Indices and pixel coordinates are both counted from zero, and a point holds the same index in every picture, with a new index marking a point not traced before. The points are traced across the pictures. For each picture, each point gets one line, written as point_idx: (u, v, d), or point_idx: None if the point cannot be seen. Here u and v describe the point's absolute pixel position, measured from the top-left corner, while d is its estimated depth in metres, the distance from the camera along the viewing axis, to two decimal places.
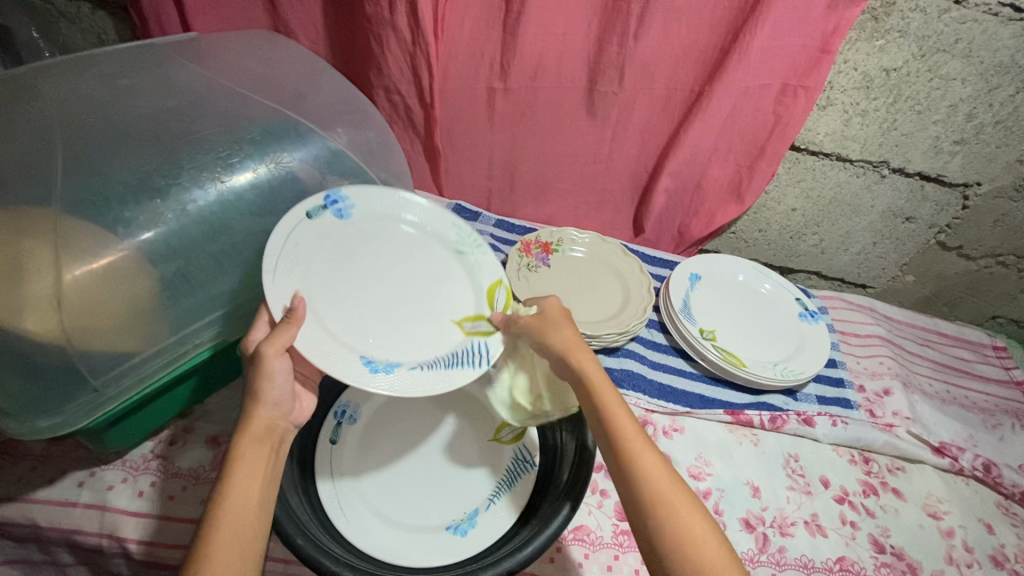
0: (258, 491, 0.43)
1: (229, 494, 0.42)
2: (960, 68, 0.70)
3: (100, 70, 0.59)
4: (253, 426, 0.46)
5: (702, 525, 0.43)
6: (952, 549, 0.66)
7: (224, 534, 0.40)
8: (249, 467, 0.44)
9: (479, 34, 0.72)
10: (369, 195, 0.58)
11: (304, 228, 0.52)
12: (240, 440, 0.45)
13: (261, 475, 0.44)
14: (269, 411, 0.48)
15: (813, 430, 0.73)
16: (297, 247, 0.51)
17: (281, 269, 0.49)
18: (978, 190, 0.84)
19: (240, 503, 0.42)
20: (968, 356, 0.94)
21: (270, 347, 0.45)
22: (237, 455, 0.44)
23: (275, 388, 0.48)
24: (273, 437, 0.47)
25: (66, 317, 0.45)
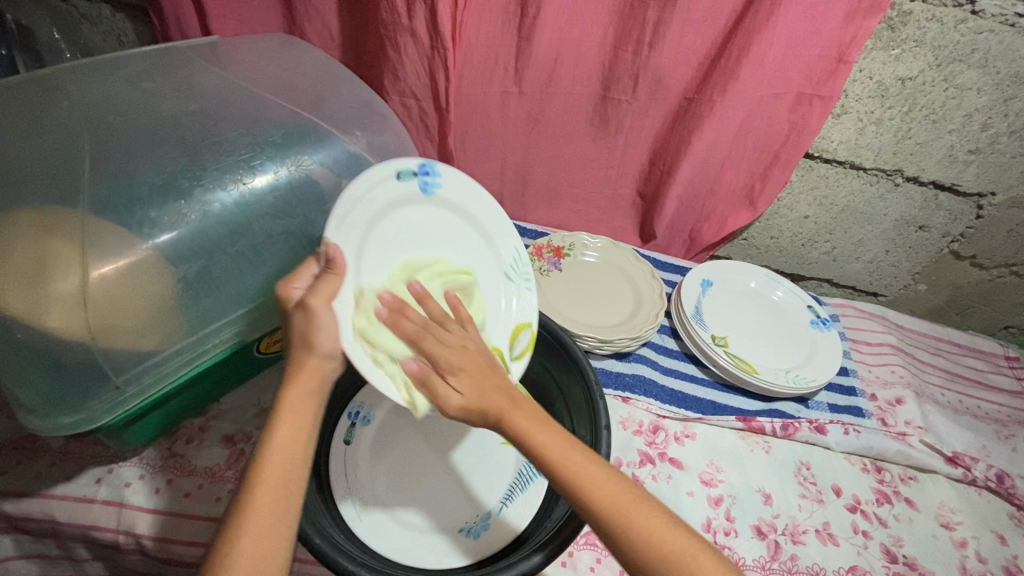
0: (303, 448, 0.42)
1: (269, 451, 0.41)
2: (975, 78, 0.70)
3: (125, 72, 0.60)
4: (303, 373, 0.44)
5: (662, 530, 0.42)
6: (965, 560, 0.66)
7: (267, 486, 0.40)
8: (293, 422, 0.42)
9: (496, 39, 0.73)
10: (458, 184, 0.57)
11: (387, 185, 0.51)
12: (290, 389, 0.43)
13: (305, 431, 0.42)
14: (322, 361, 0.44)
15: (826, 438, 0.73)
16: (374, 202, 0.50)
17: (349, 219, 0.48)
18: (992, 200, 0.84)
19: (278, 459, 0.41)
20: (980, 366, 0.94)
21: (317, 297, 0.44)
22: (284, 410, 0.42)
23: (330, 339, 0.44)
24: (323, 388, 0.45)
25: (91, 315, 0.46)
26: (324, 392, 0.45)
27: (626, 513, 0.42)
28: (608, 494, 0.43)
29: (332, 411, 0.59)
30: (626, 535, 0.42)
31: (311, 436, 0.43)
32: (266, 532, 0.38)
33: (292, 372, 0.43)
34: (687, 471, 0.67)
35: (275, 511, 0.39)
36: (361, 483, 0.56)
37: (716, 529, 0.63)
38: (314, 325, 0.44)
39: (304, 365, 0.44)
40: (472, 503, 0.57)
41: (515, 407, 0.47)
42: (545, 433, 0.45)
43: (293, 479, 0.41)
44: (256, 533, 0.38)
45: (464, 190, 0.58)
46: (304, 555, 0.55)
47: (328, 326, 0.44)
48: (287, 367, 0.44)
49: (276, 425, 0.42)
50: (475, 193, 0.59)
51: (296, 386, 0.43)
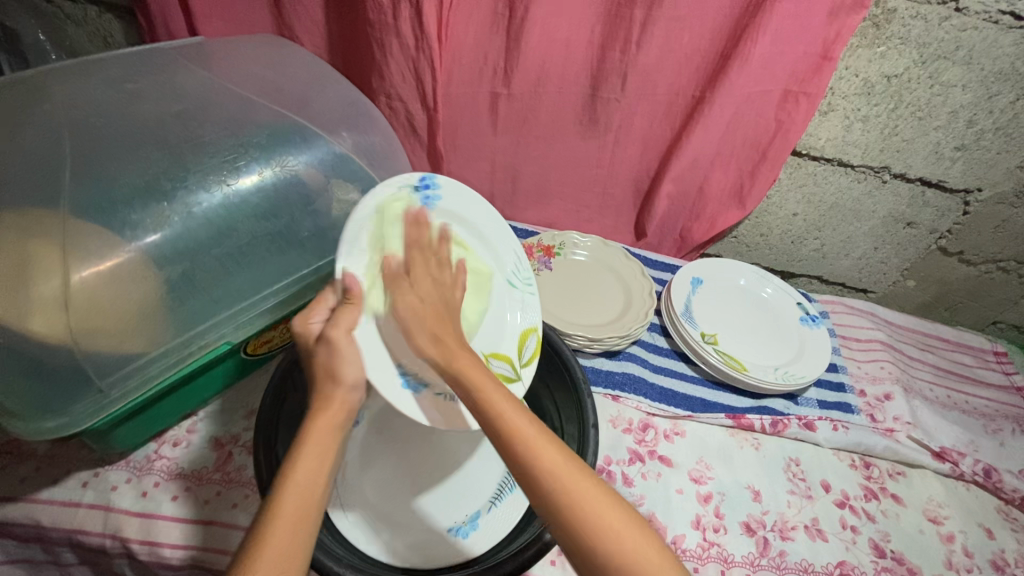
0: (325, 476, 0.42)
1: (297, 468, 0.41)
2: (960, 75, 0.71)
3: (108, 74, 0.60)
4: (332, 404, 0.46)
5: (610, 508, 0.40)
6: (951, 554, 0.66)
7: (290, 508, 0.39)
8: (319, 447, 0.43)
9: (483, 39, 0.73)
10: (457, 195, 0.60)
11: (389, 206, 0.54)
12: (318, 421, 0.45)
13: (330, 458, 0.44)
14: (348, 394, 0.46)
15: (814, 434, 0.73)
16: (374, 226, 0.53)
17: (357, 247, 0.51)
18: (979, 196, 0.85)
19: (309, 479, 0.41)
20: (969, 361, 0.94)
21: (334, 329, 0.47)
22: (312, 437, 0.44)
23: (352, 369, 0.47)
24: (349, 419, 0.47)
25: (73, 319, 0.46)
26: (348, 427, 0.47)
27: (569, 482, 0.40)
28: (557, 465, 0.41)
29: None
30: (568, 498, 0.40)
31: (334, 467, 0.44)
32: (289, 551, 0.37)
33: (320, 404, 0.46)
34: (676, 468, 0.68)
35: (295, 533, 0.39)
36: (348, 485, 0.55)
37: (705, 527, 0.63)
38: (335, 357, 0.47)
39: (333, 397, 0.46)
40: (460, 503, 0.57)
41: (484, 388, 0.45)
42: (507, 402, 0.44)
43: (315, 505, 0.41)
44: (280, 548, 0.37)
45: (468, 204, 0.61)
46: None
47: (349, 354, 0.47)
48: (315, 400, 0.46)
49: (302, 449, 0.43)
50: (478, 204, 0.61)
51: (324, 415, 0.45)
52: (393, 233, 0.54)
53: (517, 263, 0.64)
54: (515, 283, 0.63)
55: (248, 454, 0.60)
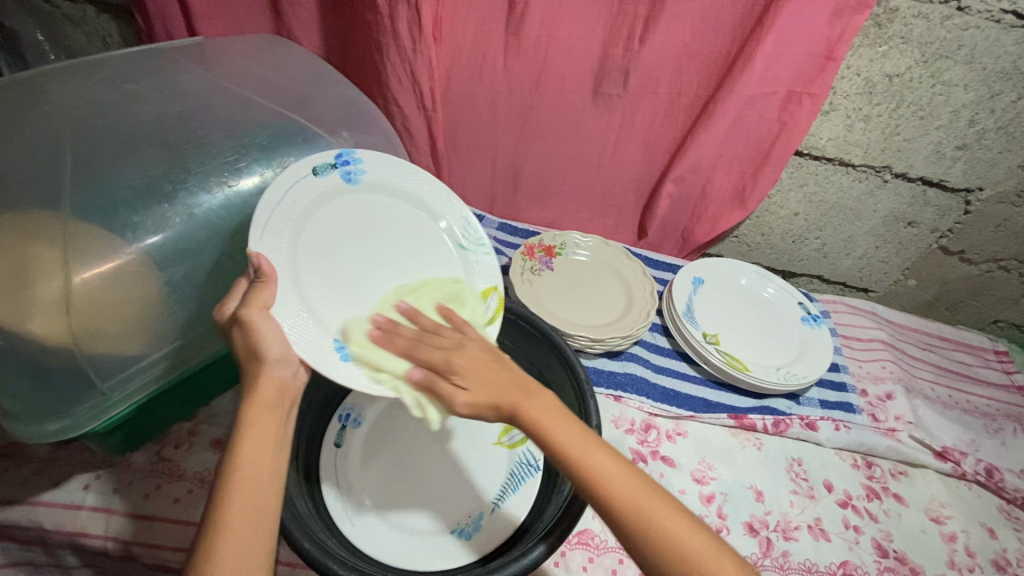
0: (270, 463, 0.41)
1: (240, 463, 0.40)
2: (962, 75, 0.71)
3: (108, 74, 0.59)
4: (262, 388, 0.43)
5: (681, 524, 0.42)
6: (954, 554, 0.66)
7: (239, 502, 0.39)
8: (259, 433, 0.42)
9: (484, 38, 0.73)
10: (381, 162, 0.57)
11: (304, 184, 0.52)
12: (251, 407, 0.43)
13: (272, 444, 0.42)
14: (274, 369, 0.44)
15: (816, 434, 0.73)
16: (295, 204, 0.51)
17: (271, 226, 0.49)
18: (980, 195, 0.85)
19: (253, 470, 0.40)
20: (971, 360, 0.94)
21: (249, 310, 0.43)
22: (247, 425, 0.42)
23: (275, 345, 0.45)
24: (284, 400, 0.45)
25: (75, 322, 0.45)
26: (286, 405, 0.45)
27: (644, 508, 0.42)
28: (627, 493, 0.42)
29: (322, 413, 0.59)
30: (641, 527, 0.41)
31: (279, 451, 0.43)
32: (243, 543, 0.38)
33: (250, 388, 0.43)
34: (679, 468, 0.67)
35: (250, 527, 0.39)
36: (350, 486, 0.55)
37: (708, 527, 0.63)
38: (258, 338, 0.44)
39: (263, 379, 0.43)
40: (463, 505, 0.57)
41: (529, 396, 0.46)
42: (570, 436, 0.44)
43: (266, 494, 0.40)
44: (238, 543, 0.38)
45: (389, 169, 0.58)
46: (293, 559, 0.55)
47: (269, 332, 0.44)
48: (242, 385, 0.43)
49: (240, 440, 0.41)
50: (394, 163, 0.58)
51: (256, 400, 0.43)
52: (313, 210, 0.52)
53: (465, 228, 0.60)
54: (464, 246, 0.60)
55: None
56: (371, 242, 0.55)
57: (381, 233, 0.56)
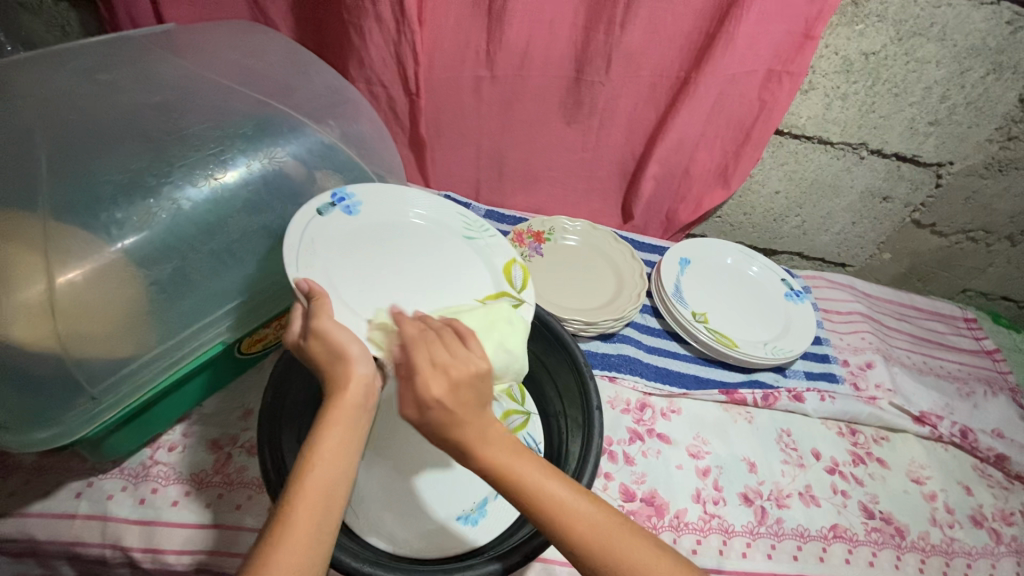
0: (346, 469, 0.39)
1: (315, 466, 0.38)
2: (935, 52, 0.73)
3: (79, 64, 0.57)
4: (349, 386, 0.41)
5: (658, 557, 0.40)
6: (934, 512, 0.70)
7: (303, 513, 0.36)
8: (342, 434, 0.39)
9: (466, 23, 0.71)
10: (379, 194, 0.59)
11: (316, 225, 0.52)
12: (337, 407, 0.40)
13: (354, 444, 0.40)
14: (363, 370, 0.42)
15: (803, 406, 0.76)
16: (314, 242, 0.51)
17: (302, 259, 0.49)
18: (951, 169, 0.88)
19: (326, 475, 0.38)
20: (943, 329, 0.98)
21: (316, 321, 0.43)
22: (332, 423, 0.39)
23: (345, 342, 0.42)
24: (370, 401, 0.42)
25: (61, 325, 0.44)
26: (369, 406, 0.42)
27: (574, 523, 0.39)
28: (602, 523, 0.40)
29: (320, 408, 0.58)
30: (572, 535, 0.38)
31: (356, 454, 0.40)
32: (307, 546, 0.36)
33: (338, 382, 0.41)
34: (675, 445, 0.69)
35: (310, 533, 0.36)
36: (354, 479, 0.55)
37: (705, 500, 0.65)
38: (333, 342, 0.42)
39: (348, 374, 0.41)
40: (467, 492, 0.56)
41: (488, 440, 0.39)
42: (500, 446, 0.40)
43: (336, 495, 0.38)
44: (301, 544, 0.36)
45: (387, 193, 0.60)
46: None
47: (340, 332, 0.43)
48: (329, 386, 0.41)
49: (322, 439, 0.39)
50: (396, 190, 0.60)
51: (342, 401, 0.40)
52: (330, 242, 0.52)
53: (464, 220, 0.62)
54: (472, 235, 0.60)
55: (248, 454, 0.59)
56: (403, 259, 0.55)
57: (372, 239, 0.55)
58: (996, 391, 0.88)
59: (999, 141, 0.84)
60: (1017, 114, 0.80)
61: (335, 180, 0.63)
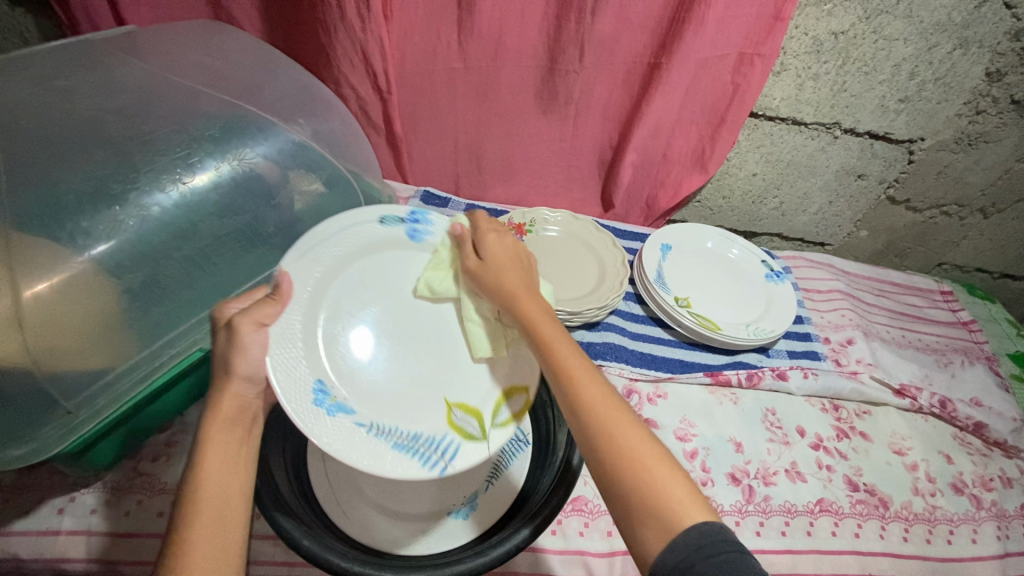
0: (237, 477, 0.40)
1: (201, 484, 0.38)
2: (902, 29, 0.74)
3: (35, 71, 0.55)
4: (224, 401, 0.42)
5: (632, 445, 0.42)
6: (916, 481, 0.72)
7: (204, 526, 0.37)
8: (221, 450, 0.40)
9: (436, 15, 0.70)
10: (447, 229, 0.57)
11: (370, 228, 0.53)
12: (212, 424, 0.41)
13: (235, 458, 0.41)
14: (244, 385, 0.43)
15: (787, 384, 0.77)
16: (343, 245, 0.51)
17: (314, 253, 0.49)
18: (922, 145, 0.89)
19: (216, 488, 0.39)
20: (921, 302, 1.00)
21: (243, 319, 0.43)
22: (209, 441, 0.40)
23: (252, 361, 0.43)
24: (248, 414, 0.43)
25: (30, 338, 0.42)
26: (250, 419, 0.43)
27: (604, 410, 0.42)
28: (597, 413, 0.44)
29: None
30: (603, 430, 0.41)
31: (245, 467, 0.41)
32: (215, 556, 0.36)
33: (212, 402, 0.42)
34: (662, 429, 0.70)
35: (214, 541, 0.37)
36: (342, 480, 0.55)
37: (694, 481, 0.65)
38: (233, 347, 0.42)
39: (226, 391, 0.42)
40: (457, 487, 0.56)
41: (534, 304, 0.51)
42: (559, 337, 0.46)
43: (231, 508, 0.39)
44: (211, 550, 0.36)
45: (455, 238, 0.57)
46: (291, 558, 0.53)
47: (250, 347, 0.43)
48: (207, 398, 0.42)
49: (201, 458, 0.40)
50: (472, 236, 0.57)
51: (214, 415, 0.41)
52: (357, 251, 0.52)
53: None
54: None
55: None
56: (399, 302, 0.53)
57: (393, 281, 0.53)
58: (974, 360, 0.90)
59: (968, 115, 0.85)
60: (984, 89, 0.82)
61: (310, 179, 0.62)
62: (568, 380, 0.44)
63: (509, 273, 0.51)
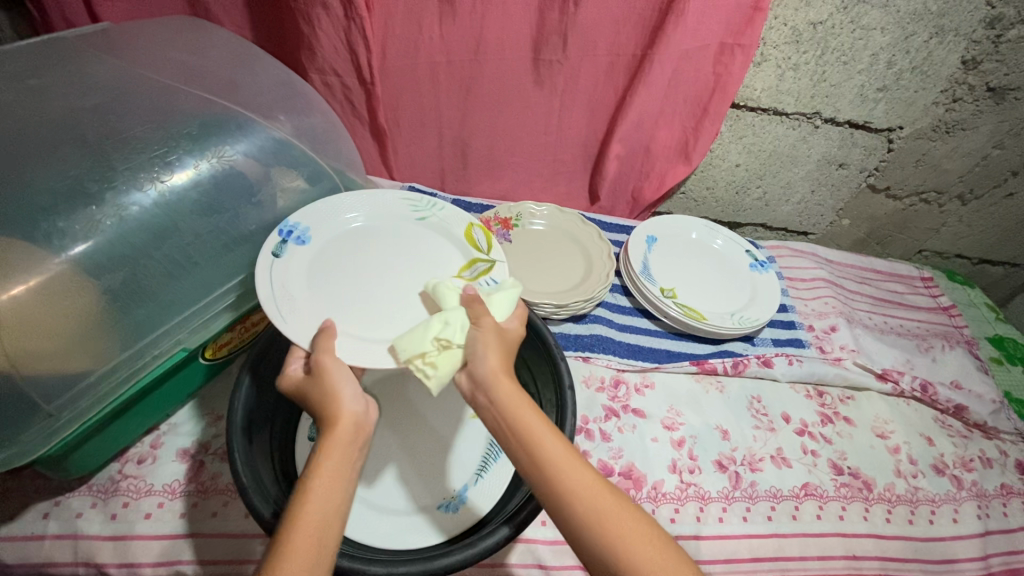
0: (341, 496, 0.39)
1: (311, 497, 0.38)
2: (880, 18, 0.74)
3: (5, 69, 0.54)
4: (341, 423, 0.41)
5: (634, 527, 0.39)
6: (899, 464, 0.73)
7: (304, 545, 0.36)
8: (335, 468, 0.39)
9: (417, 8, 0.70)
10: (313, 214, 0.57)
11: (280, 270, 0.51)
12: (329, 441, 0.40)
13: (346, 479, 0.39)
14: (354, 409, 0.42)
15: (772, 371, 0.78)
16: (287, 289, 0.50)
17: (286, 314, 0.48)
18: (901, 133, 0.90)
19: (323, 505, 0.38)
20: (903, 289, 1.02)
21: (326, 355, 0.45)
22: (326, 455, 0.40)
23: (348, 387, 0.43)
24: (361, 440, 0.42)
25: (7, 343, 0.42)
26: (363, 447, 0.42)
27: (634, 542, 0.38)
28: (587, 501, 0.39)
29: None
30: (634, 567, 0.37)
31: (353, 485, 0.40)
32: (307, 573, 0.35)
33: (330, 420, 0.41)
34: (649, 419, 0.70)
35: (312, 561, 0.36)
36: None
37: (682, 469, 0.66)
38: (329, 379, 0.43)
39: (338, 415, 0.42)
40: (444, 482, 0.57)
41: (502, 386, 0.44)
42: (563, 456, 0.41)
43: (332, 529, 0.37)
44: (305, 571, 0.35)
45: (322, 212, 0.58)
46: None
47: (343, 376, 0.44)
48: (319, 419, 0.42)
49: (314, 471, 0.39)
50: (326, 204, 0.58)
51: (333, 433, 0.41)
52: (302, 283, 0.52)
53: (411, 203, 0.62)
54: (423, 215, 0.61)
55: (222, 461, 0.59)
56: (374, 271, 0.55)
57: (330, 265, 0.54)
58: (954, 345, 0.92)
59: (945, 103, 0.86)
60: (961, 77, 0.83)
61: (293, 176, 0.62)
62: (578, 507, 0.39)
63: (507, 379, 0.44)
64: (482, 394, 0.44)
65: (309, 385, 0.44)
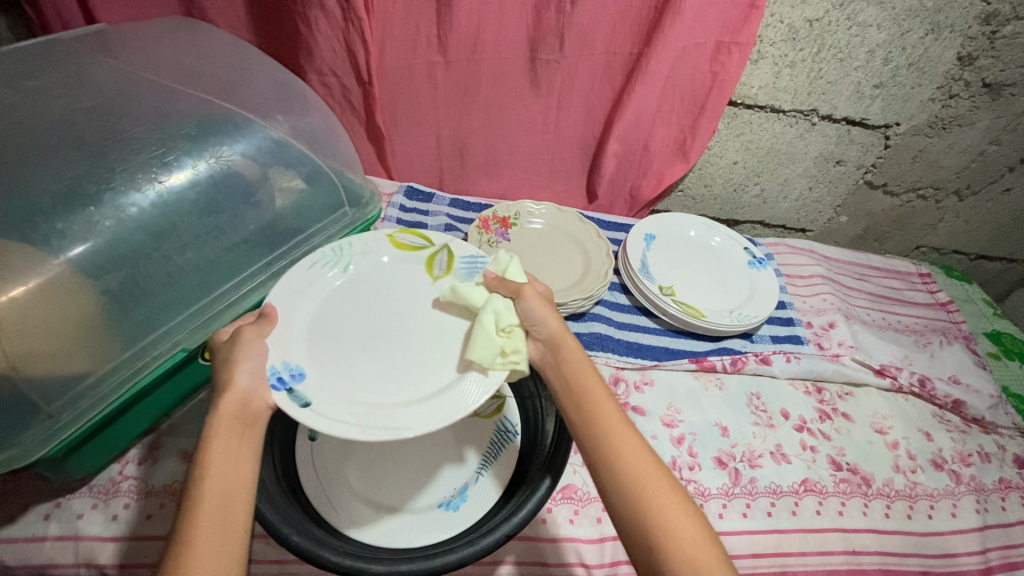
0: (242, 472, 0.40)
1: (209, 477, 0.39)
2: (876, 15, 0.74)
3: (3, 71, 0.54)
4: (228, 404, 0.42)
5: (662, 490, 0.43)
6: (898, 459, 0.73)
7: (208, 524, 0.37)
8: (225, 448, 0.41)
9: (414, 8, 0.70)
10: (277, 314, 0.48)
11: (318, 402, 0.43)
12: (217, 424, 0.41)
13: (241, 458, 0.41)
14: (248, 388, 0.43)
15: (771, 368, 0.78)
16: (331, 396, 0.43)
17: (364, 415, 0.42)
18: (898, 129, 0.91)
19: (221, 483, 0.39)
20: (901, 285, 1.02)
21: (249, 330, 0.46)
22: (213, 439, 0.41)
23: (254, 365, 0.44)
24: (258, 418, 0.43)
25: (6, 345, 0.42)
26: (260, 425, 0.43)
27: (665, 504, 0.42)
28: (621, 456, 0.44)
29: None
30: (652, 521, 0.41)
31: (251, 462, 0.41)
32: (216, 549, 0.36)
33: (217, 404, 0.42)
34: (649, 416, 0.70)
35: (218, 536, 0.37)
36: (331, 476, 0.55)
37: (681, 466, 0.66)
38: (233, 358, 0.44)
39: (233, 393, 0.43)
40: (445, 479, 0.57)
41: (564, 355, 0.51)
42: (613, 417, 0.46)
43: (235, 503, 0.39)
44: (211, 548, 0.36)
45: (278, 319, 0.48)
46: (283, 556, 0.53)
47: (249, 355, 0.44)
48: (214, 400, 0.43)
49: (204, 456, 0.40)
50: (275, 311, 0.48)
51: (221, 415, 0.42)
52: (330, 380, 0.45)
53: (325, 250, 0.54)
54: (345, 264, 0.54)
55: None
56: (387, 336, 0.50)
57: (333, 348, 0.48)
58: (952, 340, 0.92)
59: (941, 99, 0.86)
60: (957, 73, 0.83)
61: (291, 176, 0.62)
62: (615, 459, 0.44)
63: (570, 338, 0.51)
64: (546, 355, 0.52)
65: (221, 366, 0.44)
